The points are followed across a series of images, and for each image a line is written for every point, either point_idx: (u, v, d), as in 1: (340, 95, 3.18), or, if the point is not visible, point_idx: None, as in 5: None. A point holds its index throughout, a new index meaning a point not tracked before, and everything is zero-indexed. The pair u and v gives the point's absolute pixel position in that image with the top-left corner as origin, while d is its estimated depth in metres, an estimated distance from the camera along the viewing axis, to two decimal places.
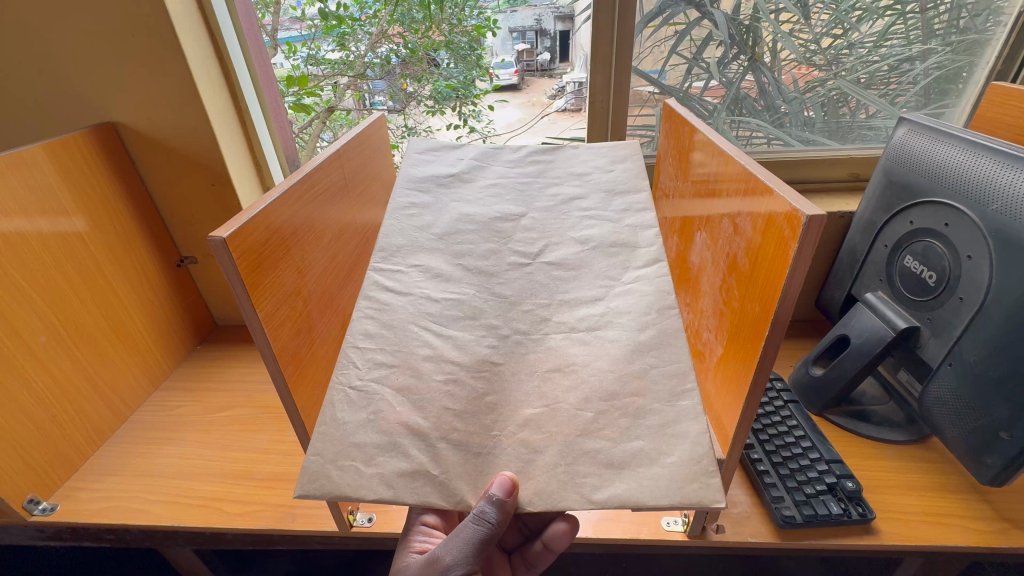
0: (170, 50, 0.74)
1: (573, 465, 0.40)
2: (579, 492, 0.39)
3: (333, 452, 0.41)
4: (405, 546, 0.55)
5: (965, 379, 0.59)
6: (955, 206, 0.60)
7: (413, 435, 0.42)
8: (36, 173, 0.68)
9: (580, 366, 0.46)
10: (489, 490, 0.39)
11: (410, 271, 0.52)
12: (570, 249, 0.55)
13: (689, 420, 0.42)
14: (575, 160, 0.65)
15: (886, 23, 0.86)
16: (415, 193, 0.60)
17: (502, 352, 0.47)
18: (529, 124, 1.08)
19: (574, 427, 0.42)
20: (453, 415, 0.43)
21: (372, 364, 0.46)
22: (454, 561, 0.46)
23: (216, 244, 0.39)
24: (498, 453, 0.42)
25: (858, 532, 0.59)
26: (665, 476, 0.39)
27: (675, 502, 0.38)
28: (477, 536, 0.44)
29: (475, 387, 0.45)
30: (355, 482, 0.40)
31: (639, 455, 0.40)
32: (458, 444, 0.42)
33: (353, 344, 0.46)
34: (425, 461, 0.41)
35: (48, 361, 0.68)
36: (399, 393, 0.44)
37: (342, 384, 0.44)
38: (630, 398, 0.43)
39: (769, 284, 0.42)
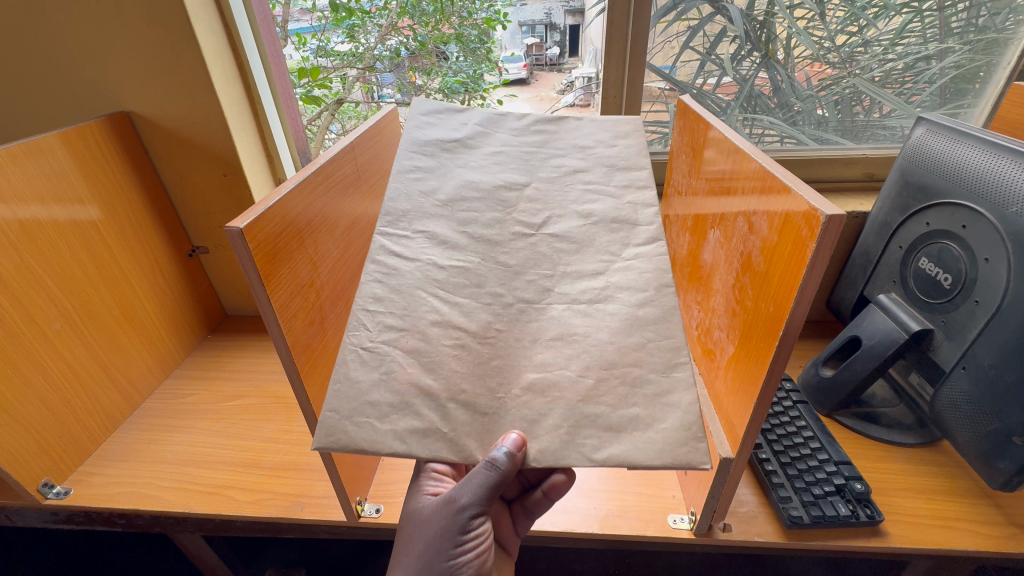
0: (184, 41, 0.74)
1: (574, 428, 0.42)
2: (579, 452, 0.40)
3: (349, 409, 0.41)
4: (416, 489, 0.53)
5: (978, 383, 0.58)
6: (973, 208, 0.59)
7: (425, 395, 0.42)
8: (52, 162, 0.69)
9: (581, 337, 0.45)
10: (501, 444, 0.41)
11: (416, 237, 0.50)
12: (574, 222, 0.53)
13: (682, 390, 0.42)
14: (581, 132, 0.62)
15: (903, 20, 0.84)
16: (417, 156, 0.56)
17: (504, 320, 0.47)
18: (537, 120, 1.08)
19: (576, 393, 0.43)
20: (461, 376, 0.44)
21: (382, 327, 0.45)
22: (470, 502, 0.47)
23: (232, 235, 0.39)
24: (503, 413, 0.42)
25: (866, 534, 0.59)
26: (658, 441, 0.40)
27: (666, 461, 0.39)
28: (488, 483, 0.45)
29: (481, 351, 0.45)
30: (371, 437, 0.40)
31: (635, 420, 0.41)
32: (466, 404, 0.43)
33: (363, 306, 0.45)
34: (436, 419, 0.42)
35: (62, 346, 0.69)
36: (410, 355, 0.44)
37: (353, 344, 0.43)
38: (627, 368, 0.44)
39: (784, 284, 0.42)
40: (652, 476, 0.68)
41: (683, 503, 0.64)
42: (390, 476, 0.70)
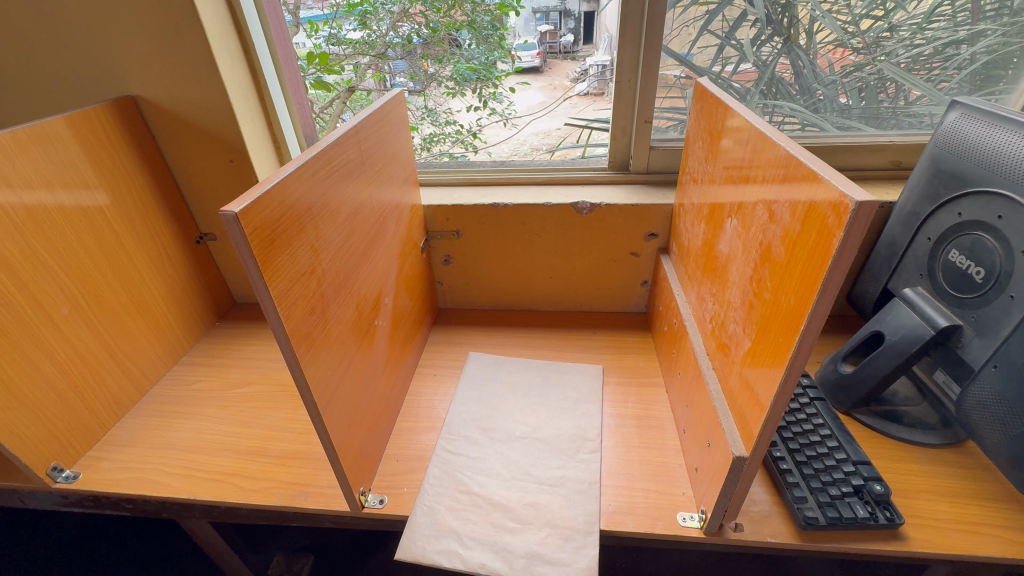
0: (187, 23, 0.73)
1: None
2: None
3: None
4: None
5: (1010, 381, 0.55)
6: (1009, 197, 0.56)
7: None
8: (59, 148, 0.68)
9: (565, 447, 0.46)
10: None
11: (467, 421, 0.76)
12: (569, 467, 0.68)
13: None
14: (574, 420, 0.75)
15: (933, 2, 0.80)
16: (476, 386, 0.82)
17: None
18: (550, 109, 1.02)
19: None
20: None
21: None
22: None
23: (227, 219, 0.38)
24: None
25: (885, 537, 0.57)
26: None
27: None
28: None
29: None
30: None
31: None
32: None
33: None
34: None
35: (69, 331, 0.69)
36: None
37: None
38: None
39: (806, 275, 0.39)
40: (661, 473, 0.66)
41: (693, 502, 0.62)
42: (394, 466, 0.69)
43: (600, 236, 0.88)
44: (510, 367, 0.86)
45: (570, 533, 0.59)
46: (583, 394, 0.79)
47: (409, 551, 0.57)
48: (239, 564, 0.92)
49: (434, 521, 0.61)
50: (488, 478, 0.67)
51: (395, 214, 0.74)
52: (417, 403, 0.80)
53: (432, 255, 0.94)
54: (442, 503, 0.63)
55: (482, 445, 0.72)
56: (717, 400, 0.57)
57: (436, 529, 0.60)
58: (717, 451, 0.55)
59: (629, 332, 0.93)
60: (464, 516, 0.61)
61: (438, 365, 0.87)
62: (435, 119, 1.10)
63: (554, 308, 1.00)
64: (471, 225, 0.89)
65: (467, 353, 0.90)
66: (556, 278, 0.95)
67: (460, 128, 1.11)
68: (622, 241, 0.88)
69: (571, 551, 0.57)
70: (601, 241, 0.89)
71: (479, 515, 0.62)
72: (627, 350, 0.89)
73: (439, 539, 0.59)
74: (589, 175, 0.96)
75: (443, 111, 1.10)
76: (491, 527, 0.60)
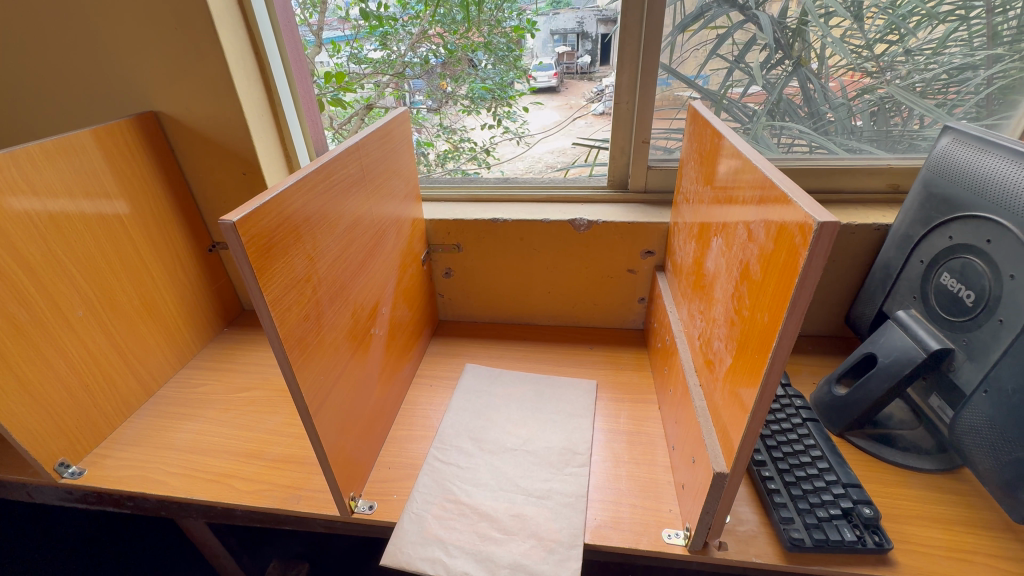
0: (209, 44, 0.78)
1: None
2: None
3: None
4: None
5: (1000, 407, 0.55)
6: (997, 221, 0.56)
7: None
8: (84, 159, 0.72)
9: None
10: None
11: (460, 431, 0.77)
12: (557, 480, 0.68)
13: None
14: (565, 432, 0.76)
15: (947, 28, 0.81)
16: (471, 397, 0.83)
17: None
18: (564, 126, 1.03)
19: None
20: None
21: None
22: None
23: (225, 227, 0.40)
24: None
25: (873, 562, 0.56)
26: None
27: None
28: None
29: None
30: None
31: None
32: None
33: None
34: None
35: (83, 332, 0.73)
36: None
37: None
38: None
39: (779, 293, 0.40)
40: (649, 490, 0.66)
41: (679, 519, 0.62)
42: (385, 473, 0.70)
43: (597, 253, 0.89)
44: (506, 380, 0.87)
45: (554, 546, 0.59)
46: (575, 410, 0.80)
47: (395, 556, 0.58)
48: (234, 568, 0.93)
49: (421, 529, 0.62)
50: (477, 488, 0.67)
51: (395, 227, 0.77)
52: (412, 412, 0.81)
53: (433, 268, 0.96)
54: (430, 511, 0.64)
55: (472, 457, 0.72)
56: (703, 417, 0.57)
57: (423, 536, 0.61)
58: (702, 468, 0.56)
59: (626, 349, 0.94)
60: (451, 525, 0.62)
61: (435, 376, 0.89)
62: (450, 137, 1.12)
63: (552, 323, 1.01)
64: (471, 239, 0.92)
65: (465, 365, 0.91)
66: (554, 293, 0.96)
67: (475, 146, 1.11)
68: (618, 258, 0.89)
69: (554, 564, 0.57)
70: (598, 258, 0.90)
71: (465, 524, 0.62)
72: (623, 366, 0.89)
73: (425, 546, 0.60)
74: (588, 194, 0.99)
75: (457, 129, 1.11)
76: (478, 537, 0.61)
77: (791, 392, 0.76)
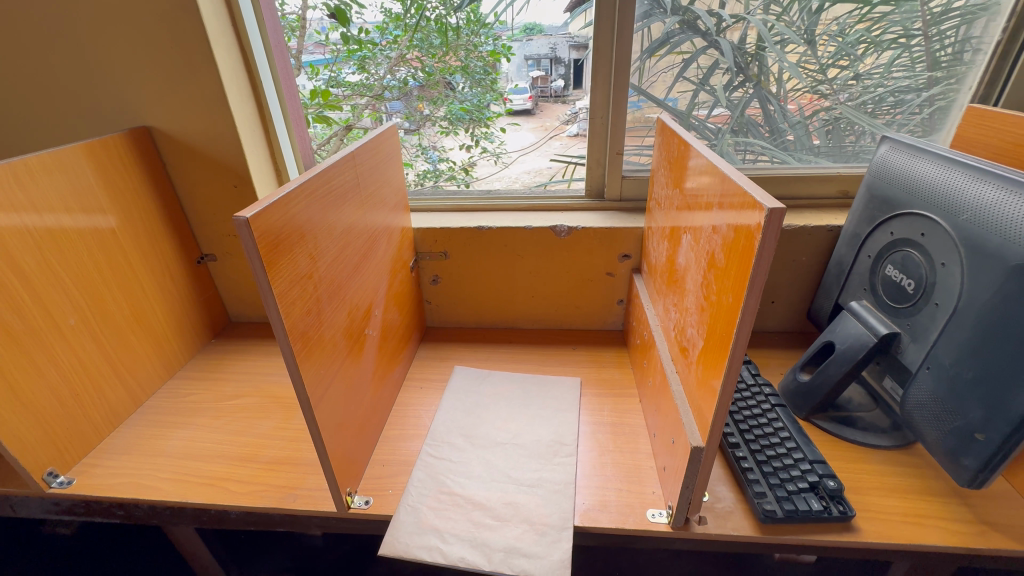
0: (206, 62, 0.82)
1: None
2: None
3: None
4: None
5: (942, 381, 0.61)
6: (929, 217, 0.63)
7: None
8: (78, 171, 0.74)
9: None
10: None
11: (450, 429, 0.79)
12: (547, 471, 0.71)
13: None
14: (552, 426, 0.80)
15: (892, 55, 0.91)
16: (462, 395, 0.86)
17: None
18: (541, 147, 1.10)
19: None
20: None
21: None
22: None
23: (240, 224, 0.43)
24: None
25: (839, 529, 0.61)
26: None
27: None
28: None
29: None
30: None
31: None
32: None
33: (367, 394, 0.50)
34: None
35: (74, 342, 0.74)
36: None
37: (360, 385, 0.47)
38: None
39: (739, 275, 0.46)
40: (633, 475, 0.70)
41: (662, 499, 0.66)
42: (379, 470, 0.72)
43: (578, 257, 0.95)
44: (494, 379, 0.90)
45: (545, 529, 0.62)
46: (561, 405, 0.83)
47: (393, 546, 0.61)
48: None
49: (417, 520, 0.64)
50: (470, 480, 0.70)
51: (385, 234, 0.80)
52: (404, 412, 0.83)
53: (421, 275, 1.00)
54: (425, 503, 0.66)
55: (464, 451, 0.75)
56: (680, 399, 0.62)
57: (419, 527, 0.63)
58: (680, 446, 0.60)
59: (606, 348, 0.99)
60: (446, 515, 0.65)
61: (424, 379, 0.91)
62: (428, 157, 1.16)
63: (536, 326, 1.05)
64: (457, 246, 0.96)
65: (453, 367, 0.94)
66: (538, 298, 1.01)
67: (454, 165, 1.16)
68: (598, 262, 0.95)
69: (546, 545, 0.60)
70: (578, 262, 0.95)
71: (460, 514, 0.65)
72: (605, 364, 0.94)
73: (421, 536, 0.62)
74: (567, 203, 1.04)
75: (436, 148, 1.16)
76: (472, 525, 0.63)
77: (761, 381, 0.82)
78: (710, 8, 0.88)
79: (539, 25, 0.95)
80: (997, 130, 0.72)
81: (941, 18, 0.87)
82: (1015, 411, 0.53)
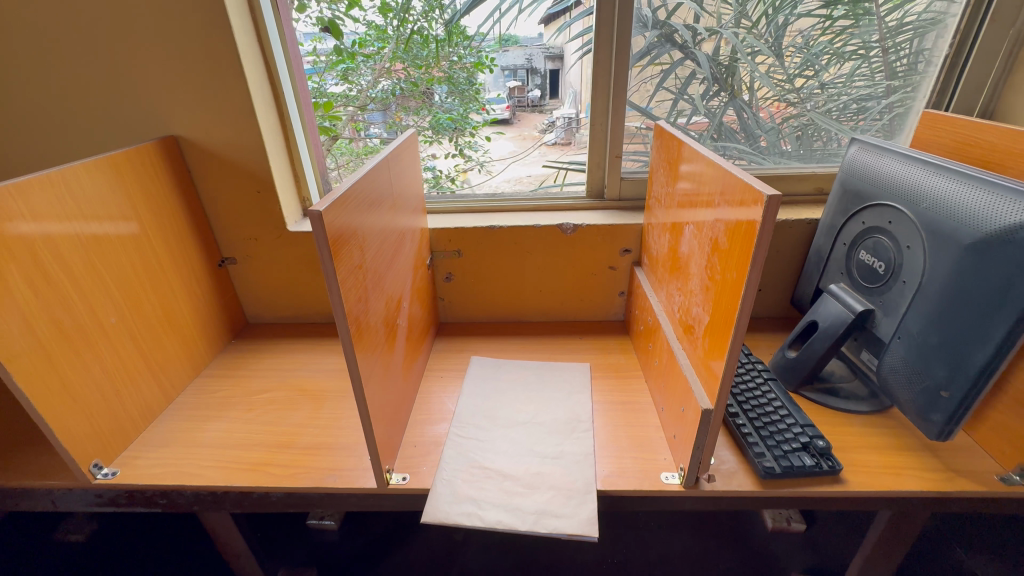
0: (233, 74, 0.87)
1: None
2: None
3: None
4: None
5: (911, 349, 0.70)
6: (895, 207, 0.73)
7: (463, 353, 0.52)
8: (116, 176, 0.79)
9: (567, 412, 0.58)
10: None
11: (474, 413, 0.85)
12: (567, 444, 0.78)
13: None
14: (568, 405, 0.86)
15: (852, 66, 1.02)
16: (481, 382, 0.92)
17: None
18: (520, 157, 1.17)
19: None
20: None
21: None
22: None
23: (314, 216, 0.50)
24: None
25: (830, 481, 0.69)
26: None
27: None
28: None
29: None
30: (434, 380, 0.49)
31: None
32: None
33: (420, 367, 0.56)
34: None
35: (115, 339, 0.77)
36: None
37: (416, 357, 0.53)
38: None
39: (743, 254, 0.54)
40: (645, 445, 0.77)
41: (672, 464, 0.73)
42: (411, 450, 0.78)
43: (583, 252, 1.02)
44: (508, 368, 0.97)
45: (571, 493, 0.69)
46: (574, 388, 0.90)
47: (434, 514, 0.66)
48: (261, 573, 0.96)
49: (453, 491, 0.70)
50: (496, 455, 0.76)
51: (408, 234, 0.86)
52: (428, 398, 0.89)
53: (435, 273, 1.06)
54: (459, 477, 0.72)
55: (488, 431, 0.81)
56: (688, 371, 0.70)
57: (456, 497, 0.69)
58: (689, 412, 0.67)
59: (610, 337, 1.06)
60: (479, 485, 0.71)
61: (443, 369, 0.97)
62: None
63: (543, 319, 1.12)
64: (469, 245, 1.02)
65: (469, 357, 1.01)
66: (544, 292, 1.08)
67: (438, 174, 1.20)
68: (600, 256, 1.03)
69: (573, 508, 0.67)
70: (583, 257, 1.03)
71: (491, 484, 0.71)
72: (610, 350, 1.02)
73: (458, 504, 0.68)
74: (570, 203, 1.11)
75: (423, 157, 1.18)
76: (503, 493, 0.69)
77: (753, 360, 0.91)
78: (687, 22, 0.97)
79: (516, 37, 1.01)
80: (946, 132, 0.83)
81: (897, 32, 0.98)
82: (973, 368, 0.62)
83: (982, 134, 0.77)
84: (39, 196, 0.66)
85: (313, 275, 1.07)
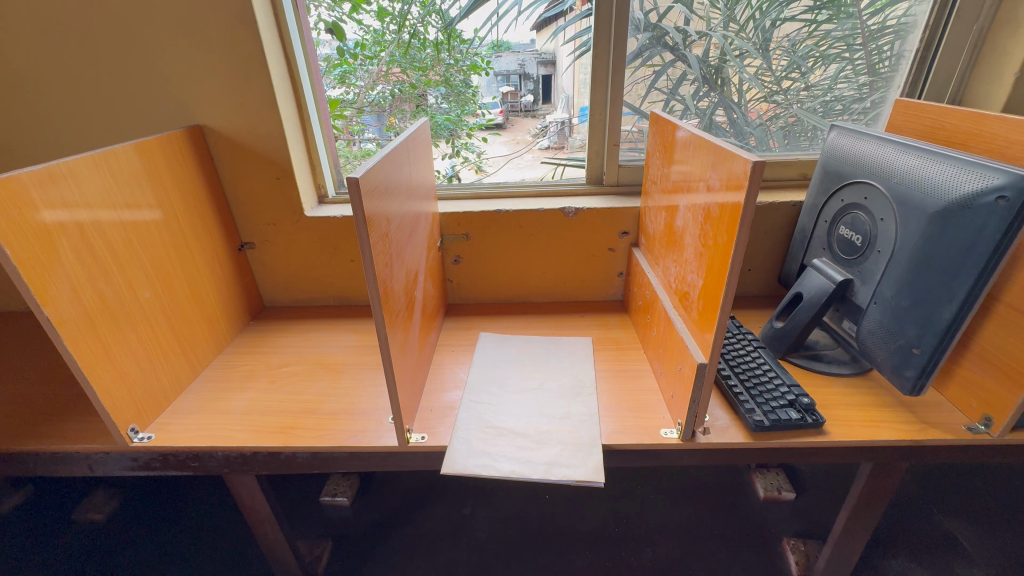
0: (257, 67, 0.93)
1: None
2: None
3: None
4: None
5: (886, 312, 0.77)
6: (870, 184, 0.80)
7: None
8: (150, 160, 0.84)
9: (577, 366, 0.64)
10: None
11: (485, 381, 0.91)
12: (574, 406, 0.84)
13: None
14: (573, 373, 0.93)
15: (837, 68, 1.10)
16: (491, 355, 0.98)
17: None
18: (513, 159, 1.21)
19: None
20: None
21: None
22: None
23: (352, 183, 0.57)
24: None
25: (814, 432, 0.75)
26: None
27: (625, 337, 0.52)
28: None
29: None
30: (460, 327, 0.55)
31: None
32: None
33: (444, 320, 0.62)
34: None
35: (149, 312, 0.83)
36: None
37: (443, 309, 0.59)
38: None
39: (732, 218, 0.60)
40: (646, 406, 0.83)
41: (671, 421, 0.79)
42: (428, 413, 0.84)
43: (584, 235, 1.09)
44: (514, 343, 1.03)
45: (578, 446, 0.75)
46: (578, 358, 0.97)
47: (453, 466, 0.72)
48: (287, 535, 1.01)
49: (469, 447, 0.75)
50: (507, 417, 0.82)
51: (421, 216, 0.92)
52: (441, 369, 0.95)
53: (444, 256, 1.12)
54: (474, 435, 0.78)
55: (499, 396, 0.87)
56: (683, 334, 0.76)
57: (472, 451, 0.75)
58: (685, 370, 0.74)
59: (609, 314, 1.13)
60: (493, 441, 0.76)
61: (454, 344, 1.03)
62: None
63: (545, 300, 1.19)
64: (478, 228, 1.09)
65: (477, 334, 1.06)
66: (547, 275, 1.14)
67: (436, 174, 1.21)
68: (601, 239, 1.09)
69: (580, 459, 0.73)
70: (585, 239, 1.09)
71: (504, 441, 0.77)
72: (610, 326, 1.08)
73: (475, 457, 0.73)
74: (571, 190, 1.18)
75: None
76: (516, 448, 0.75)
77: (744, 331, 0.97)
78: (677, 25, 1.04)
79: (508, 44, 1.06)
80: (914, 116, 0.91)
81: (877, 35, 1.06)
82: (940, 325, 0.69)
83: (947, 118, 0.84)
84: (85, 177, 0.71)
85: (327, 259, 1.12)
